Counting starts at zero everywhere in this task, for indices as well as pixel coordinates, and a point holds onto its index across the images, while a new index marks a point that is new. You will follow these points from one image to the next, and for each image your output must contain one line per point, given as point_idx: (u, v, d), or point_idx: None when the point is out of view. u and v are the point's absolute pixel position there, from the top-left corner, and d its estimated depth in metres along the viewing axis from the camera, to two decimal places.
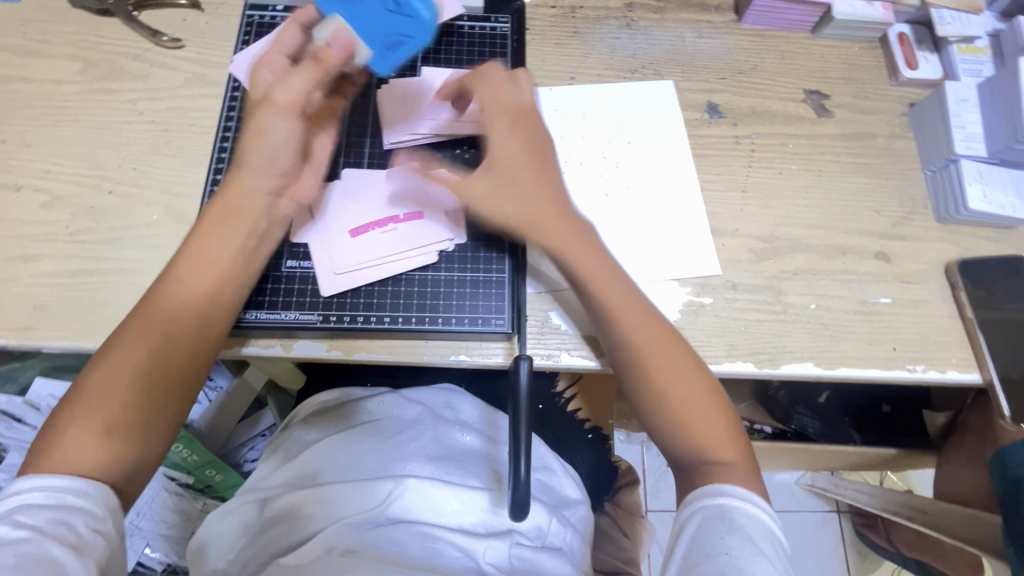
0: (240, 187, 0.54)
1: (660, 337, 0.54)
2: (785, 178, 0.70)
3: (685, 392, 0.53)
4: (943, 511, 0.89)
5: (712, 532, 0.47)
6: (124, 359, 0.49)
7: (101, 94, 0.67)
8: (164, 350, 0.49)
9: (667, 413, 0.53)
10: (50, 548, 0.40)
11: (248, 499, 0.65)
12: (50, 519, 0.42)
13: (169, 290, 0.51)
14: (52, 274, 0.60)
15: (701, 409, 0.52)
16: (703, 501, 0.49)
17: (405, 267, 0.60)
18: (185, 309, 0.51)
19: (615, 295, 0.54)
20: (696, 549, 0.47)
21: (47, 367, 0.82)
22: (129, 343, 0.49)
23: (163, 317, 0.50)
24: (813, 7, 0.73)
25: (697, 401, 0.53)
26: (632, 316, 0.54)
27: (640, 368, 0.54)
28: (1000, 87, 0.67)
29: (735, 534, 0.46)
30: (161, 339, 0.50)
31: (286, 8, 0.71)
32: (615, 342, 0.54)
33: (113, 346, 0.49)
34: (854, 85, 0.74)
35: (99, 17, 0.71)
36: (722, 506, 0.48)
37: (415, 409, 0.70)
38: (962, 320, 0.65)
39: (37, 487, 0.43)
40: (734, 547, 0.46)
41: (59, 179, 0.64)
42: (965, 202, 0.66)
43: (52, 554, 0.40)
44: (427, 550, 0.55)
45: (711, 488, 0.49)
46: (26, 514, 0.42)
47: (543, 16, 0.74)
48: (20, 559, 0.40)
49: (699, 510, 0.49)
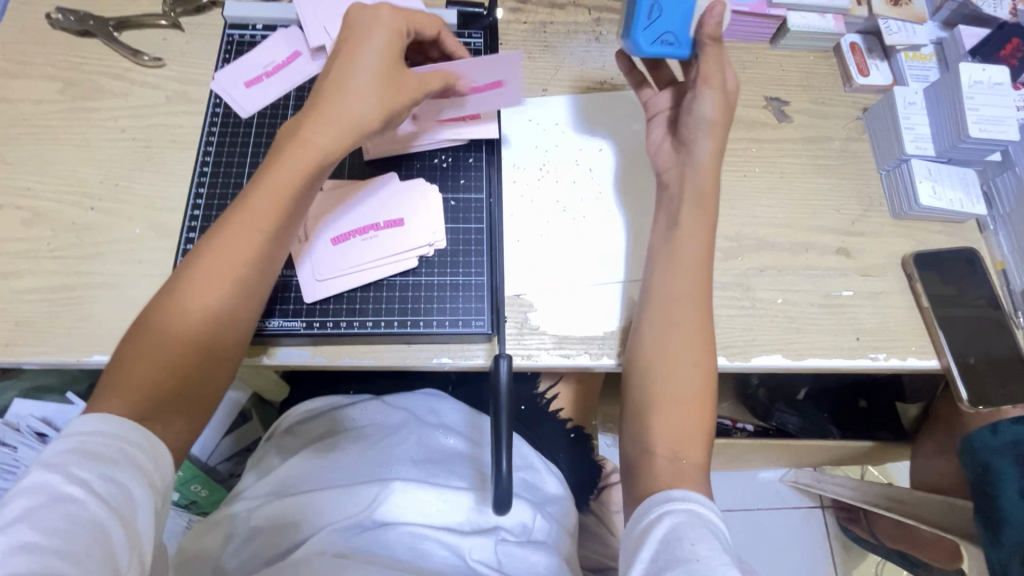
0: (314, 156, 0.54)
1: (695, 313, 0.56)
2: (749, 180, 0.73)
3: (690, 372, 0.54)
4: (917, 499, 0.92)
5: (682, 535, 0.45)
6: (174, 312, 0.49)
7: (82, 113, 0.69)
8: (209, 302, 0.50)
9: (668, 394, 0.54)
10: (98, 510, 0.40)
11: (226, 514, 0.63)
12: (104, 475, 0.41)
13: (228, 249, 0.51)
14: (33, 290, 0.61)
15: (686, 398, 0.54)
16: (671, 504, 0.48)
17: (386, 272, 0.62)
18: (232, 266, 0.51)
19: (686, 261, 0.58)
20: (665, 552, 0.45)
21: (27, 388, 0.81)
22: (190, 295, 0.50)
23: (211, 270, 0.51)
24: (770, 19, 0.77)
25: (687, 392, 0.54)
26: (688, 283, 0.57)
27: (673, 337, 0.56)
28: (943, 90, 0.71)
29: (706, 541, 0.44)
30: (212, 291, 0.50)
31: (266, 27, 0.73)
32: (665, 309, 0.57)
33: (165, 301, 0.50)
34: (811, 92, 0.79)
35: (80, 38, 0.72)
36: (690, 510, 0.47)
37: (398, 415, 0.71)
38: (920, 310, 0.68)
39: (99, 436, 0.43)
40: (705, 554, 0.44)
41: (40, 197, 0.65)
42: (916, 198, 0.70)
43: (99, 518, 0.40)
44: (415, 551, 0.56)
45: (679, 491, 0.49)
46: (82, 465, 0.41)
47: (515, 31, 0.77)
48: (68, 518, 0.39)
49: (669, 514, 0.47)
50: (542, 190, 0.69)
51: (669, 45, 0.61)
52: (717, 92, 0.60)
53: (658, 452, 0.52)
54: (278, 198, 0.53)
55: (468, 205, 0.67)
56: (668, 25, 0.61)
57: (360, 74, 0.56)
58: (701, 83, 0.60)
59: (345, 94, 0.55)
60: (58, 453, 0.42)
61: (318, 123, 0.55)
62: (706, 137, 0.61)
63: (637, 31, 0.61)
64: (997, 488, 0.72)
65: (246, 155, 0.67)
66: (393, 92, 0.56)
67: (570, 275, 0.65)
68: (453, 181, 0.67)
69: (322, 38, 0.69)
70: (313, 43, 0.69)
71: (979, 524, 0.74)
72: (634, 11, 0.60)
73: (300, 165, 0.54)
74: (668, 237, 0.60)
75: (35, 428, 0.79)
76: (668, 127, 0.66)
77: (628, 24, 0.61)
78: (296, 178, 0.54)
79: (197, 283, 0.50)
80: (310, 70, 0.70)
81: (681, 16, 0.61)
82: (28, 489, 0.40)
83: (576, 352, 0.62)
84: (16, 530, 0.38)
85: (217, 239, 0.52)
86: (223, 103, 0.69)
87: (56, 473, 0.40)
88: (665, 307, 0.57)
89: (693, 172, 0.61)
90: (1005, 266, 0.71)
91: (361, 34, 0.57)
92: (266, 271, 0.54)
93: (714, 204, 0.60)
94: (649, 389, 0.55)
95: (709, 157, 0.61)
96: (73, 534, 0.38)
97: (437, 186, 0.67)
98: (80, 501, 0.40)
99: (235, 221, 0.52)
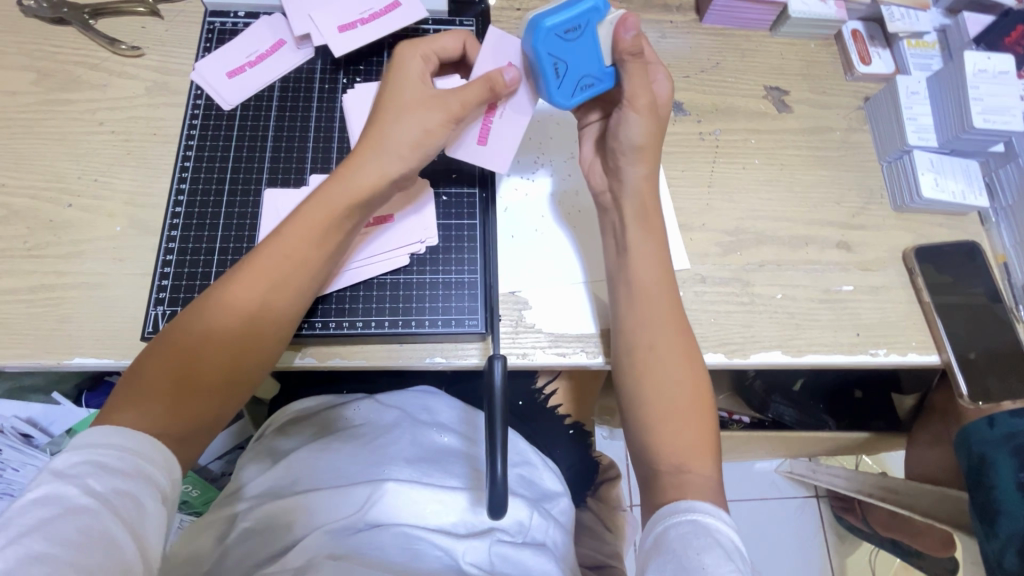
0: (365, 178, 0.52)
1: (671, 328, 0.55)
2: (747, 172, 0.72)
3: (667, 390, 0.53)
4: (913, 491, 0.91)
5: (686, 546, 0.44)
6: (207, 327, 0.48)
7: (58, 105, 0.66)
8: (244, 330, 0.48)
9: (652, 414, 0.53)
10: (112, 525, 0.38)
11: (217, 517, 0.62)
12: (119, 489, 0.39)
13: (267, 269, 0.50)
14: (10, 291, 0.59)
15: (675, 413, 0.52)
16: (675, 517, 0.47)
17: (376, 270, 0.60)
18: (269, 291, 0.50)
19: (653, 278, 0.57)
20: (670, 563, 0.44)
21: (12, 388, 0.80)
22: (217, 318, 0.48)
23: (247, 289, 0.49)
24: (770, 6, 0.75)
25: (676, 407, 0.53)
26: (660, 299, 0.56)
27: (650, 354, 0.55)
28: (947, 79, 0.70)
29: (711, 551, 0.44)
30: (251, 316, 0.49)
31: (248, 15, 0.70)
32: (636, 327, 0.56)
33: (199, 313, 0.48)
34: (811, 81, 0.77)
35: (53, 26, 0.69)
36: (695, 522, 0.46)
37: (392, 414, 0.70)
38: (920, 304, 0.67)
39: (113, 449, 0.41)
40: (711, 563, 0.43)
41: (16, 193, 0.62)
42: (918, 190, 0.69)
43: (113, 533, 0.38)
44: (409, 552, 0.55)
45: (685, 502, 0.48)
46: (98, 478, 0.39)
47: (509, 18, 0.74)
48: (82, 532, 0.37)
49: (673, 526, 0.46)
50: (534, 183, 0.68)
51: (591, 86, 0.56)
52: (643, 112, 0.56)
53: (661, 465, 0.51)
54: (313, 224, 0.51)
55: (460, 201, 0.65)
56: (584, 67, 0.55)
57: (403, 104, 0.53)
58: (627, 104, 0.56)
59: (386, 122, 0.52)
60: (72, 465, 0.40)
61: (358, 152, 0.53)
62: (634, 161, 0.58)
63: (549, 90, 0.56)
64: (992, 480, 0.71)
65: (230, 149, 0.64)
66: (435, 115, 0.52)
67: (566, 274, 0.64)
68: (445, 175, 0.66)
69: (306, 27, 0.67)
70: (299, 32, 0.67)
71: (975, 515, 0.73)
72: (541, 74, 0.55)
73: (335, 194, 0.51)
74: (619, 262, 0.59)
75: (18, 429, 0.78)
76: (598, 141, 0.63)
77: (541, 86, 0.56)
78: (330, 206, 0.51)
79: (234, 300, 0.48)
80: (295, 60, 0.68)
81: (592, 53, 0.54)
82: (38, 501, 0.38)
83: (572, 350, 0.61)
84: (28, 542, 0.36)
85: (252, 261, 0.50)
86: (204, 94, 0.66)
87: (71, 484, 0.39)
88: (643, 324, 0.56)
89: (627, 196, 0.59)
90: (1007, 260, 0.70)
91: (407, 63, 0.55)
92: (294, 298, 0.51)
93: (657, 223, 0.59)
94: (638, 408, 0.54)
95: (641, 182, 0.58)
96: (85, 548, 0.36)
97: (429, 181, 0.65)
98: (93, 512, 0.38)
99: (281, 241, 0.51)
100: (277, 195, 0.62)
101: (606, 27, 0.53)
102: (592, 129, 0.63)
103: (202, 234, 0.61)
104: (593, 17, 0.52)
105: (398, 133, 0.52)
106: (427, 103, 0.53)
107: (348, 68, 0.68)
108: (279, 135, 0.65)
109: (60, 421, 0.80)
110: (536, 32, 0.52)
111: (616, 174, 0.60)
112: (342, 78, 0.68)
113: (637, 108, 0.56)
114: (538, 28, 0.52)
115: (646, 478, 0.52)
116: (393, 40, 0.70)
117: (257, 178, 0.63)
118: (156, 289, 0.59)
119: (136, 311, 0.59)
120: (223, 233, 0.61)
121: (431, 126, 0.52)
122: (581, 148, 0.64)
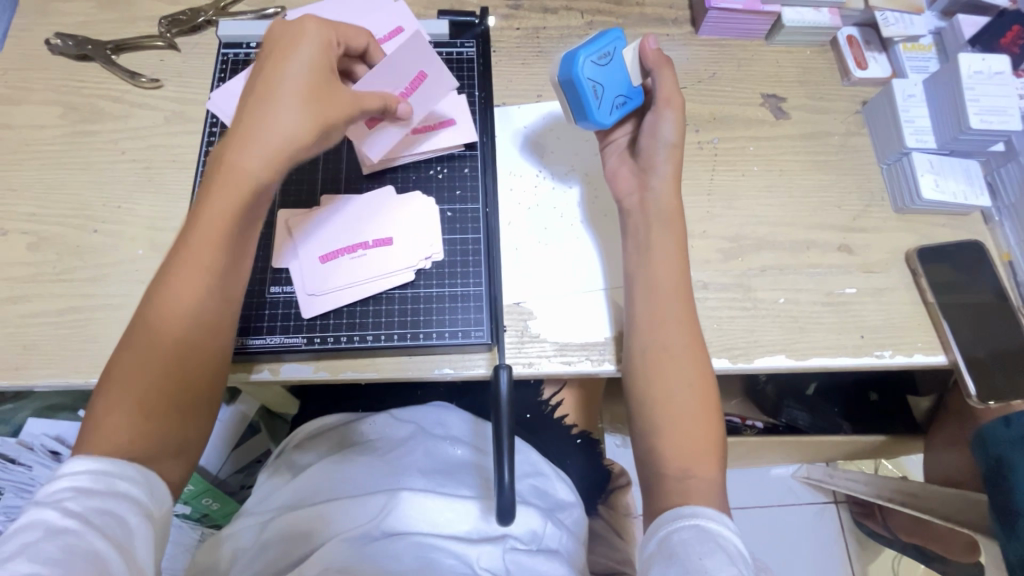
0: (260, 162, 0.51)
1: (680, 332, 0.56)
2: (747, 179, 0.73)
3: (684, 393, 0.54)
4: (933, 494, 0.90)
5: (689, 551, 0.45)
6: (144, 346, 0.48)
7: (83, 136, 0.70)
8: (184, 341, 0.49)
9: (665, 416, 0.54)
10: (96, 540, 0.40)
11: (241, 526, 0.64)
12: (98, 507, 0.41)
13: (183, 269, 0.49)
14: (40, 314, 0.62)
15: (688, 417, 0.53)
16: (679, 521, 0.48)
17: (384, 285, 0.62)
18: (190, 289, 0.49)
19: (659, 284, 0.58)
20: (674, 568, 0.45)
21: (40, 407, 0.82)
22: (146, 335, 0.48)
23: (166, 293, 0.49)
24: (764, 16, 0.76)
25: (689, 410, 0.54)
26: (672, 304, 0.57)
27: (661, 358, 0.56)
28: (943, 82, 0.70)
29: (714, 555, 0.45)
30: (179, 319, 0.49)
31: (260, 45, 0.73)
32: (653, 331, 0.57)
33: (128, 345, 0.48)
34: (809, 87, 0.78)
35: (78, 62, 0.73)
36: (698, 527, 0.47)
37: (407, 427, 0.71)
38: (925, 305, 0.67)
39: (92, 472, 0.43)
40: (713, 568, 0.44)
41: (45, 221, 0.66)
42: (918, 191, 0.69)
43: (98, 547, 0.39)
44: (422, 560, 0.56)
45: (688, 508, 0.48)
46: (75, 500, 0.41)
47: (509, 38, 0.77)
48: (66, 549, 0.39)
49: (674, 531, 0.47)
50: (539, 196, 0.70)
51: (623, 104, 0.61)
52: (675, 113, 0.61)
53: (667, 470, 0.52)
54: (220, 218, 0.50)
55: (464, 215, 0.67)
56: (615, 88, 0.60)
57: (276, 107, 0.52)
58: (661, 105, 0.61)
59: (263, 115, 0.52)
60: (52, 491, 0.42)
61: (244, 133, 0.52)
62: (668, 160, 0.61)
63: (591, 111, 0.60)
64: (1011, 482, 0.70)
65: None
66: (310, 101, 0.53)
67: (572, 284, 0.66)
68: (449, 192, 0.68)
69: None
70: None
71: (995, 518, 0.71)
72: (581, 99, 0.59)
73: (236, 180, 0.51)
74: (642, 260, 0.60)
75: (47, 446, 0.83)
76: (625, 154, 0.65)
77: (582, 109, 0.60)
78: (230, 199, 0.51)
79: (155, 309, 0.49)
80: None
81: (620, 75, 0.61)
82: (24, 526, 0.40)
83: (578, 358, 0.62)
84: (11, 565, 0.37)
85: (166, 274, 0.50)
86: (219, 122, 0.70)
87: (51, 508, 0.40)
88: (652, 331, 0.57)
89: (656, 195, 0.60)
90: (1012, 258, 0.70)
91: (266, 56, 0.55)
92: (220, 295, 0.51)
93: (682, 227, 0.60)
94: (651, 413, 0.54)
95: (670, 182, 0.61)
96: (70, 564, 0.38)
97: (433, 198, 0.67)
98: (77, 531, 0.40)
99: (184, 247, 0.50)
100: (288, 216, 0.65)
101: (631, 51, 0.61)
102: (618, 144, 0.66)
103: None
104: (618, 46, 0.60)
105: (287, 121, 0.52)
106: (296, 95, 0.53)
107: None
108: None
109: None
110: (574, 64, 0.57)
111: (647, 173, 0.62)
112: None
113: (667, 92, 0.61)
114: (574, 61, 0.57)
115: (653, 483, 0.53)
116: None
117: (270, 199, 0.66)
118: None
119: None
120: None
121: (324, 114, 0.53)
122: (606, 163, 0.66)
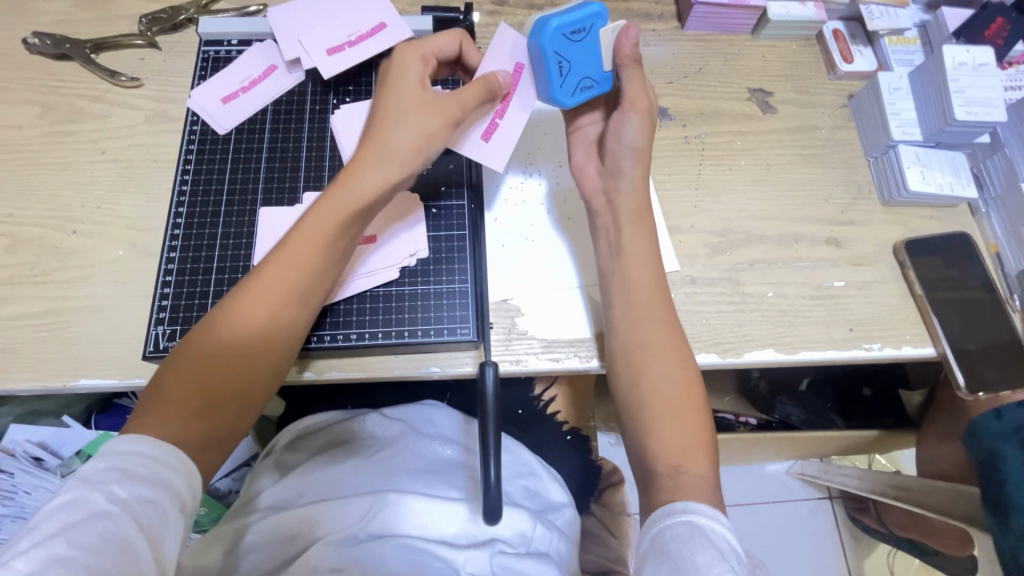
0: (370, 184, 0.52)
1: (662, 326, 0.56)
2: (734, 173, 0.72)
3: (668, 388, 0.54)
4: (926, 488, 0.89)
5: (680, 547, 0.45)
6: (223, 336, 0.48)
7: (62, 136, 0.68)
8: (258, 346, 0.49)
9: (651, 412, 0.53)
10: (131, 531, 0.39)
11: (226, 527, 0.62)
12: (141, 495, 0.40)
13: (278, 275, 0.50)
14: (18, 317, 0.61)
15: (672, 412, 0.53)
16: (671, 517, 0.47)
17: (367, 283, 0.61)
18: (283, 299, 0.50)
19: (641, 278, 0.57)
20: (665, 564, 0.44)
21: (22, 413, 0.82)
22: (229, 328, 0.49)
23: (266, 297, 0.50)
24: (750, 10, 0.76)
25: (673, 406, 0.53)
26: (650, 300, 0.57)
27: (644, 353, 0.55)
28: (927, 74, 0.70)
29: (706, 550, 0.44)
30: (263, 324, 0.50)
31: (241, 42, 0.72)
32: (634, 326, 0.56)
33: (214, 328, 0.49)
34: (795, 81, 0.78)
35: (56, 62, 0.72)
36: (690, 522, 0.46)
37: (396, 426, 0.70)
38: (913, 298, 0.67)
39: (141, 456, 0.42)
40: (704, 562, 0.43)
41: (23, 222, 0.64)
42: (905, 183, 0.69)
43: (133, 539, 0.39)
44: (411, 563, 0.55)
45: (680, 504, 0.48)
46: (122, 485, 0.40)
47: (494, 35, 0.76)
48: (102, 538, 0.38)
49: (667, 527, 0.47)
50: (525, 192, 0.69)
51: (591, 88, 0.60)
52: (642, 117, 0.60)
53: (656, 467, 0.51)
54: (319, 232, 0.52)
55: (449, 211, 0.66)
56: (584, 69, 0.59)
57: (396, 121, 0.53)
58: (627, 106, 0.60)
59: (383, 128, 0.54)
60: (98, 470, 0.41)
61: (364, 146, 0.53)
62: (634, 160, 0.60)
63: (553, 88, 0.59)
64: (1003, 475, 0.69)
65: (225, 171, 0.66)
66: (425, 116, 0.54)
67: (557, 280, 0.65)
68: (434, 188, 0.67)
69: (296, 50, 0.69)
70: (289, 56, 0.69)
71: (988, 510, 0.71)
72: (546, 72, 0.58)
73: (340, 195, 0.52)
74: (615, 261, 0.59)
75: (30, 453, 0.80)
76: (591, 147, 0.64)
77: (544, 81, 0.60)
78: (332, 212, 0.52)
79: (247, 306, 0.49)
80: (286, 84, 0.70)
81: (591, 57, 0.59)
82: (66, 504, 0.39)
83: (565, 355, 0.62)
84: (52, 544, 0.37)
85: (262, 271, 0.51)
86: (200, 120, 0.69)
87: (96, 490, 0.40)
88: (635, 326, 0.56)
89: (623, 196, 0.60)
90: (999, 250, 0.70)
91: (403, 64, 0.57)
92: (302, 307, 0.52)
93: (651, 221, 0.60)
94: (637, 409, 0.54)
95: (636, 181, 0.60)
96: (104, 554, 0.37)
97: (418, 195, 0.66)
98: (116, 518, 0.39)
99: (287, 250, 0.51)
100: (269, 214, 0.64)
101: (609, 33, 0.58)
102: (585, 133, 0.65)
103: (199, 256, 0.63)
104: (597, 23, 0.57)
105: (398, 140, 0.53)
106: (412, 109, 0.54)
107: (338, 88, 0.71)
108: (273, 156, 0.67)
109: (70, 444, 0.82)
110: (542, 33, 0.56)
111: (613, 176, 0.61)
112: (332, 99, 0.70)
113: (635, 94, 0.60)
114: (545, 29, 0.56)
115: (644, 481, 0.52)
116: (379, 60, 0.72)
117: (252, 198, 0.65)
118: (154, 310, 0.60)
119: (139, 332, 0.61)
120: (219, 253, 0.63)
121: (431, 131, 0.53)
122: (573, 153, 0.65)
